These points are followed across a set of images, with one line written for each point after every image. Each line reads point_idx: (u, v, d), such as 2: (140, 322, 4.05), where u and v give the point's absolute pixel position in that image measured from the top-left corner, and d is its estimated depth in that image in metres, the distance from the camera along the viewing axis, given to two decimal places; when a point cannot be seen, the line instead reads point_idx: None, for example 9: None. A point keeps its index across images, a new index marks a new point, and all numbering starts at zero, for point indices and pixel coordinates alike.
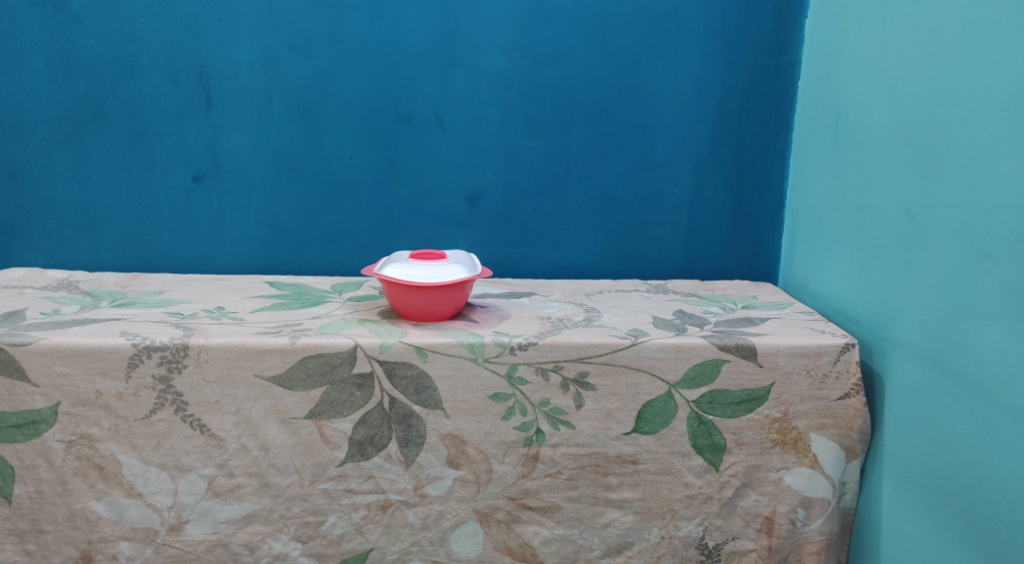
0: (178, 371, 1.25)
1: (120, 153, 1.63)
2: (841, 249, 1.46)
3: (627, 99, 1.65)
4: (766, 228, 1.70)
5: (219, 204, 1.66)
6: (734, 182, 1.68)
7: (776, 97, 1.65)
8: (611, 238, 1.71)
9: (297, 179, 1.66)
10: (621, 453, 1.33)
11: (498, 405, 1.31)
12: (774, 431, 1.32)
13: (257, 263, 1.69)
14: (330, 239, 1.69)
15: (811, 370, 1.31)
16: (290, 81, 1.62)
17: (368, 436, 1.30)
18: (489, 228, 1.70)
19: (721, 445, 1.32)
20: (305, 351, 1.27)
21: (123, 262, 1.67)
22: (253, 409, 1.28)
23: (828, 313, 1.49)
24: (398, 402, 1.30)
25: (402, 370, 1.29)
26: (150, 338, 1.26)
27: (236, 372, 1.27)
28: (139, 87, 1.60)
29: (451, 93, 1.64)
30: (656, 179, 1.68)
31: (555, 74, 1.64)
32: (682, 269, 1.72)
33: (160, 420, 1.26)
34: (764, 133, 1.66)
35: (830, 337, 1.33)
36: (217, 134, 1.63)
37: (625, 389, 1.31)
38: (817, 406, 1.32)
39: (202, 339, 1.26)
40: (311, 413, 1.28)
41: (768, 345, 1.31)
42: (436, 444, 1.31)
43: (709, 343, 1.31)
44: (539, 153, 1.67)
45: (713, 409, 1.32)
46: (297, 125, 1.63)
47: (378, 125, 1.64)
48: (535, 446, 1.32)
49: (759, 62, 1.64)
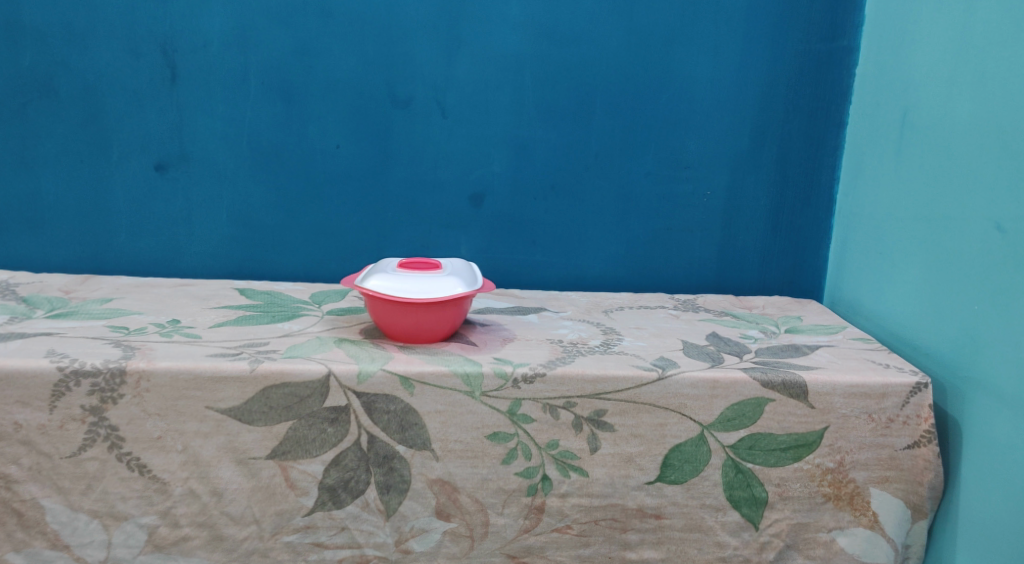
0: (113, 402, 1.05)
1: (71, 136, 1.41)
2: (908, 269, 1.24)
3: (656, 86, 1.43)
4: (811, 239, 1.48)
5: (184, 198, 1.45)
6: (776, 185, 1.46)
7: (828, 87, 1.43)
8: (633, 246, 1.49)
9: (276, 171, 1.44)
10: (642, 505, 1.11)
11: (497, 447, 1.10)
12: (826, 484, 1.10)
13: (228, 267, 1.48)
14: (312, 240, 1.47)
15: (874, 414, 1.09)
16: (268, 56, 1.40)
17: (342, 480, 1.09)
18: (496, 231, 1.48)
19: (762, 500, 1.11)
20: (268, 379, 1.07)
21: (74, 264, 1.46)
22: (203, 448, 1.07)
23: (887, 340, 1.27)
24: (379, 441, 1.09)
25: (383, 403, 1.08)
26: (80, 360, 1.05)
27: (183, 404, 1.06)
28: (93, 60, 1.39)
29: (454, 75, 1.42)
30: (687, 178, 1.46)
31: (575, 54, 1.42)
32: (712, 282, 1.51)
33: (91, 459, 1.06)
34: (812, 128, 1.44)
35: (896, 373, 1.11)
36: (183, 117, 1.41)
37: (649, 431, 1.10)
38: (879, 455, 1.10)
39: (144, 363, 1.05)
40: (275, 452, 1.08)
41: (822, 383, 1.09)
42: (422, 491, 1.10)
43: (750, 379, 1.09)
44: (554, 146, 1.45)
45: (753, 456, 1.10)
46: (277, 109, 1.42)
47: (370, 111, 1.43)
48: (540, 496, 1.11)
49: (810, 46, 1.41)
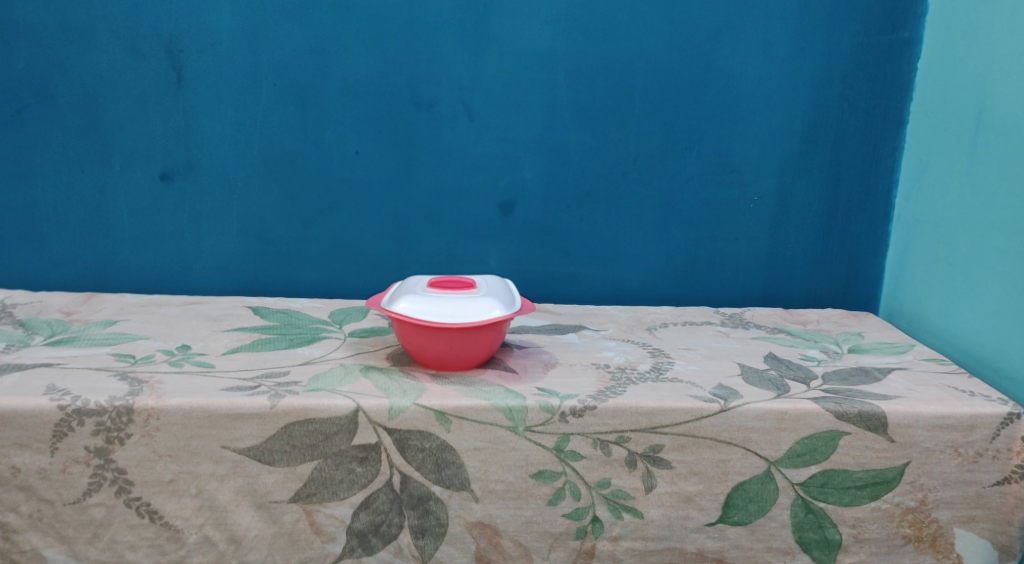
0: (119, 442, 0.95)
1: (70, 144, 1.31)
2: (989, 279, 1.15)
3: (700, 84, 1.32)
4: (867, 247, 1.38)
5: (192, 209, 1.34)
6: (830, 190, 1.35)
7: (888, 83, 1.32)
8: (675, 255, 1.39)
9: (290, 179, 1.34)
10: (703, 549, 1.01)
11: (544, 487, 1.00)
12: (906, 525, 1.01)
13: (240, 282, 1.38)
14: (330, 254, 1.37)
15: (960, 448, 0.99)
16: (281, 55, 1.29)
17: (372, 525, 0.99)
18: (528, 241, 1.38)
19: (835, 542, 1.01)
20: (290, 416, 0.96)
21: (76, 281, 1.36)
22: (220, 491, 0.97)
23: (965, 362, 1.18)
24: (412, 482, 0.99)
25: (417, 441, 0.98)
26: (84, 397, 0.95)
27: (196, 444, 0.96)
28: (93, 62, 1.28)
29: (482, 74, 1.31)
30: (732, 183, 1.36)
31: (612, 51, 1.31)
32: (760, 294, 1.40)
33: (97, 505, 0.96)
34: (870, 127, 1.33)
35: (983, 402, 1.00)
36: (190, 122, 1.31)
37: (710, 468, 1.00)
38: (965, 493, 1.00)
39: (153, 399, 0.95)
40: (298, 495, 0.98)
41: (904, 414, 0.99)
42: (461, 535, 1.00)
43: (823, 411, 0.99)
44: (590, 150, 1.35)
45: (826, 495, 1.00)
46: (291, 113, 1.31)
47: (390, 114, 1.32)
48: (590, 539, 1.01)
49: (869, 39, 1.30)
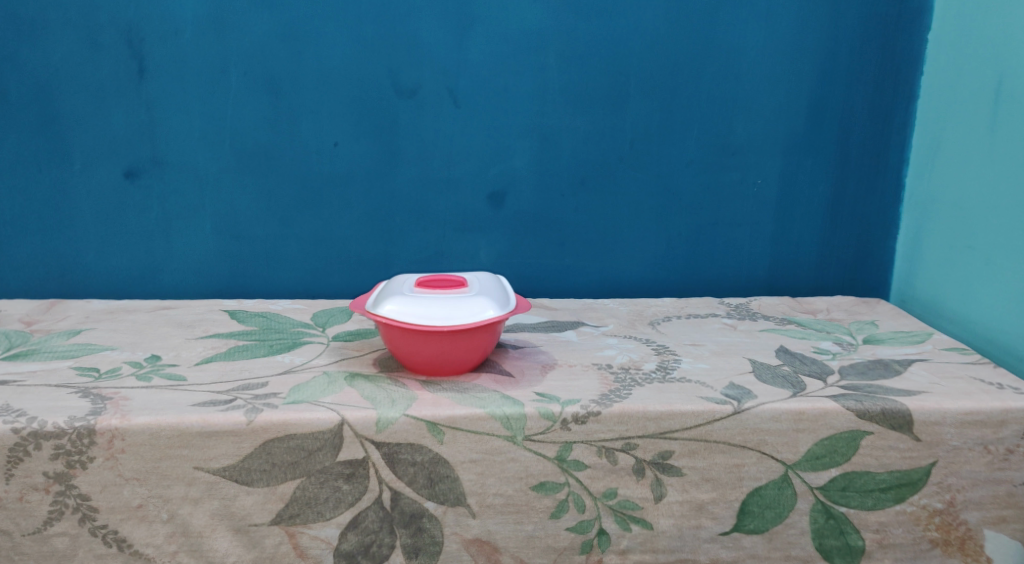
0: (81, 467, 0.87)
1: (26, 142, 1.22)
2: (1012, 263, 1.08)
3: (699, 62, 1.25)
4: (876, 231, 1.31)
5: (160, 208, 1.26)
6: (837, 170, 1.28)
7: (897, 56, 1.25)
8: (676, 244, 1.31)
9: (266, 174, 1.26)
10: (717, 560, 0.95)
11: (546, 499, 0.92)
12: (933, 528, 0.94)
13: (215, 284, 1.29)
14: (311, 251, 1.29)
15: (990, 445, 0.93)
16: (251, 42, 1.21)
17: (361, 545, 0.91)
18: (521, 233, 1.30)
19: (858, 548, 0.94)
20: (268, 432, 0.89)
21: (39, 288, 1.28)
22: (193, 516, 0.89)
23: (987, 349, 1.11)
24: (404, 498, 0.91)
25: (408, 454, 0.91)
26: (40, 418, 0.87)
27: (166, 466, 0.88)
28: (47, 53, 1.20)
29: (467, 58, 1.23)
30: (735, 167, 1.28)
31: (605, 30, 1.23)
32: (764, 282, 1.33)
33: (59, 535, 0.88)
34: (879, 102, 1.26)
35: (1014, 395, 0.94)
36: (155, 115, 1.22)
37: (724, 474, 0.93)
38: (995, 492, 0.94)
39: (116, 418, 0.87)
40: (280, 517, 0.90)
41: (930, 411, 0.92)
42: (457, 554, 0.93)
43: (844, 410, 0.92)
44: (584, 135, 1.27)
45: (848, 499, 0.93)
46: (265, 103, 1.23)
47: (370, 102, 1.24)
48: (596, 554, 0.94)
49: (877, 10, 1.23)
